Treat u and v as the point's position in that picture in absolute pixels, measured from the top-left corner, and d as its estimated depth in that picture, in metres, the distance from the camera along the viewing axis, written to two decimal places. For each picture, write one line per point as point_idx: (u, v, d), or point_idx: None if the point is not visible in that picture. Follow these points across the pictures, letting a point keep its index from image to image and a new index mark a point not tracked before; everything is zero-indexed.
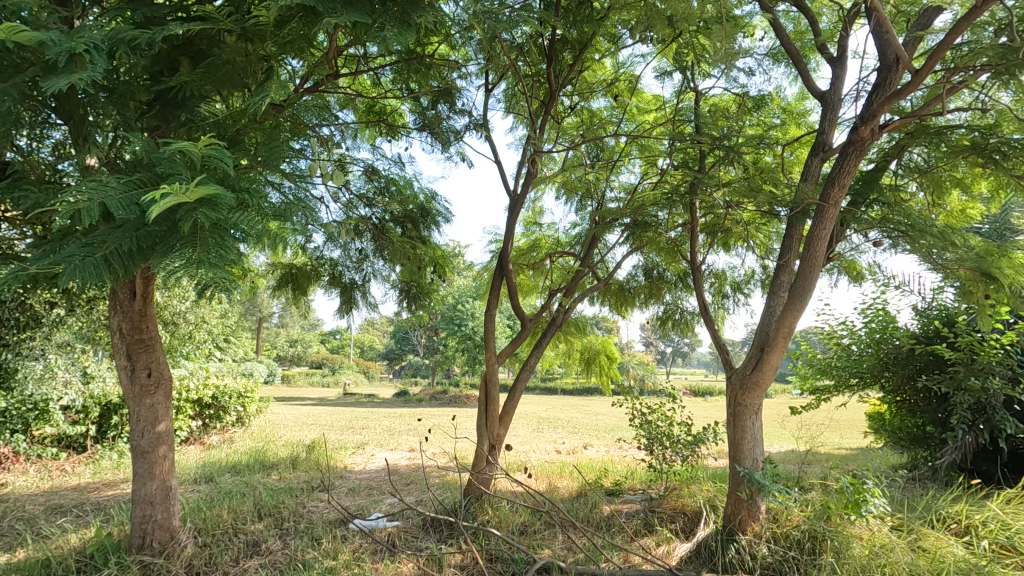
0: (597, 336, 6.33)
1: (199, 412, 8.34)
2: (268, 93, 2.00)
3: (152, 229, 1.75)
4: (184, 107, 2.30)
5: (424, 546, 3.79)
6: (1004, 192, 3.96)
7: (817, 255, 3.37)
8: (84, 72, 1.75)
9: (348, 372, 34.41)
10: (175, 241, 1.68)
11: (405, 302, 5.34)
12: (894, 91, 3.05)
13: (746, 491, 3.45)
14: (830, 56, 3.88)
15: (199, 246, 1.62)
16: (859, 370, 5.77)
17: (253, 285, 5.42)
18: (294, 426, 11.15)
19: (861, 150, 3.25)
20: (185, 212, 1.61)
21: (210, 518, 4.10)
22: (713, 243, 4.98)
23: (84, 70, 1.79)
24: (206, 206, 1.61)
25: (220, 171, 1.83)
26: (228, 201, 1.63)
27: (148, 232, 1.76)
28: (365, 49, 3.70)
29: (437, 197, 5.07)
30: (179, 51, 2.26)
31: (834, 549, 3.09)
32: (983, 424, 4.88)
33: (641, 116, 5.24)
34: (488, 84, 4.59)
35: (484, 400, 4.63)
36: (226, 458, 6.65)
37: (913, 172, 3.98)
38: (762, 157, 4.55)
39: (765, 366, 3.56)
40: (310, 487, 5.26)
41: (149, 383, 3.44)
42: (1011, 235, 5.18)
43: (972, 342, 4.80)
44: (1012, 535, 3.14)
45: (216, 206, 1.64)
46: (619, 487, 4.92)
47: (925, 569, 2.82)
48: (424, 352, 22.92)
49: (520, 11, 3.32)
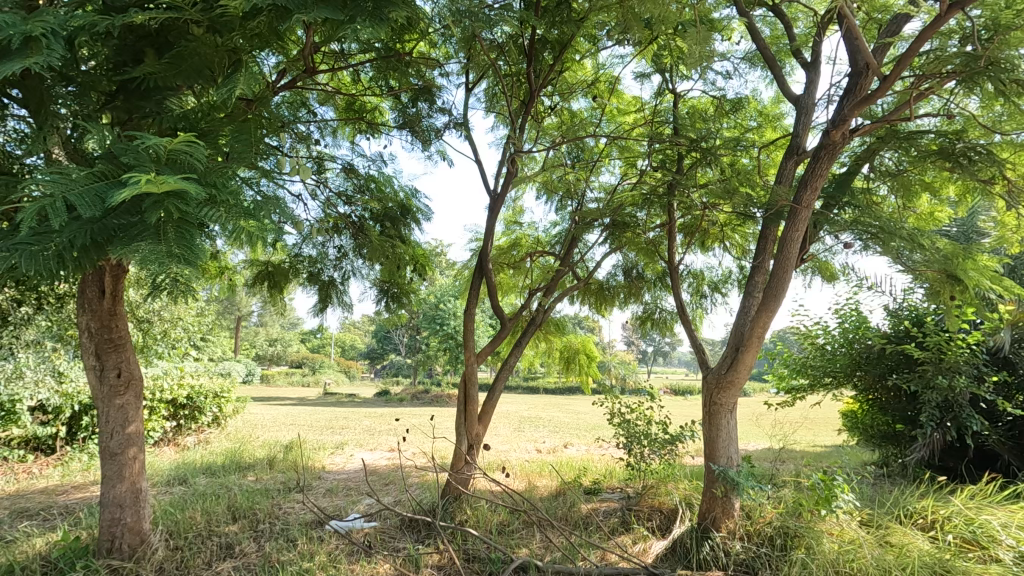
0: (577, 335, 6.36)
1: (173, 413, 8.18)
2: (235, 84, 1.99)
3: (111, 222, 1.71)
4: (149, 99, 2.24)
5: (401, 546, 3.77)
6: (971, 196, 4.06)
7: (790, 257, 3.43)
8: (39, 56, 1.71)
9: (329, 371, 34.06)
10: (135, 235, 1.65)
11: (385, 301, 5.30)
12: (864, 96, 3.11)
13: (721, 489, 3.50)
14: (804, 60, 3.95)
15: (162, 240, 1.59)
16: (833, 370, 5.89)
17: (230, 283, 5.35)
18: (272, 426, 11.00)
19: (833, 154, 3.31)
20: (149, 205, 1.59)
21: (183, 521, 4.03)
22: (691, 243, 5.04)
23: (39, 54, 1.74)
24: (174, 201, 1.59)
25: (186, 165, 1.80)
26: (195, 196, 1.62)
27: (106, 224, 1.72)
28: (343, 46, 3.66)
29: (417, 195, 5.04)
30: (145, 42, 2.21)
31: (806, 546, 3.14)
32: (950, 422, 5.00)
33: (621, 117, 5.27)
34: (468, 83, 4.58)
35: (463, 399, 4.62)
36: (201, 459, 6.53)
37: (884, 176, 4.07)
38: (739, 159, 4.61)
39: (740, 365, 3.61)
40: (287, 488, 5.20)
41: (119, 383, 3.36)
42: (978, 238, 5.31)
43: (940, 342, 4.92)
44: (976, 529, 3.22)
45: (182, 201, 1.62)
46: (597, 486, 4.95)
47: (891, 563, 2.87)
48: (406, 352, 22.79)
49: (499, 11, 3.31)
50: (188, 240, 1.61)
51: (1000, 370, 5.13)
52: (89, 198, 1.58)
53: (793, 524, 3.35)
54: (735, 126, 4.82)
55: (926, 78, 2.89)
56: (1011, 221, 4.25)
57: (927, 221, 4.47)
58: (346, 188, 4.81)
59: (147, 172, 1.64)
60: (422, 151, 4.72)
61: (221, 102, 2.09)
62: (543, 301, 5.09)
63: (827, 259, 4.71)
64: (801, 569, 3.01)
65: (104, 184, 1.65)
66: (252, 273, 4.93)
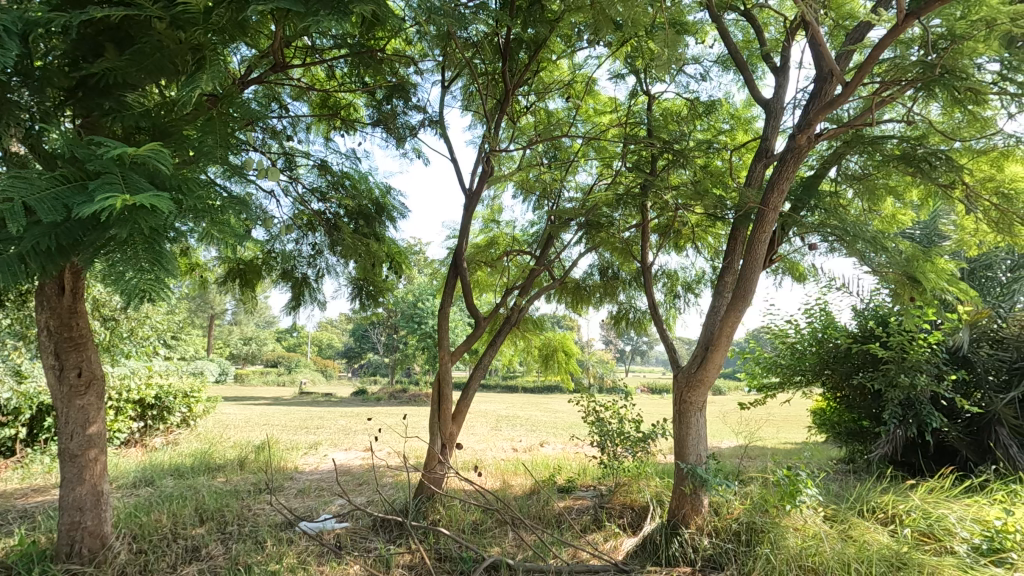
0: (554, 334, 6.38)
1: (140, 413, 7.97)
2: (198, 83, 1.94)
3: (75, 226, 1.66)
4: (109, 95, 2.20)
5: (372, 547, 3.74)
6: (932, 200, 4.19)
7: (757, 258, 3.49)
8: None
9: (305, 370, 33.60)
10: (103, 245, 1.60)
11: (360, 299, 5.24)
12: (829, 101, 3.19)
13: (689, 486, 3.56)
14: (774, 65, 4.03)
15: (131, 251, 1.56)
16: (802, 368, 6.03)
17: (200, 280, 5.23)
18: (244, 426, 10.78)
19: (799, 158, 3.38)
20: (117, 214, 1.55)
21: (147, 524, 3.93)
22: (664, 243, 5.10)
23: None
24: (140, 211, 1.55)
25: (153, 168, 1.76)
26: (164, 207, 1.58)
27: (70, 230, 1.66)
28: (315, 40, 3.61)
29: (392, 193, 4.99)
30: (105, 36, 2.15)
31: (770, 541, 3.20)
32: (912, 418, 5.17)
33: (598, 117, 5.31)
34: (444, 80, 4.56)
35: (437, 399, 4.60)
36: (169, 460, 6.38)
37: (851, 180, 4.17)
38: (712, 161, 4.67)
39: (709, 364, 3.67)
40: (257, 489, 5.10)
41: (79, 383, 3.26)
42: (939, 241, 5.48)
43: (903, 341, 5.06)
44: (932, 522, 3.30)
45: (151, 210, 1.59)
46: (571, 484, 4.98)
47: (851, 557, 2.94)
48: (383, 351, 22.57)
49: (472, 9, 3.32)
50: (163, 251, 1.58)
51: (959, 368, 5.31)
52: (50, 207, 1.53)
53: (758, 519, 3.42)
54: (708, 129, 4.89)
55: (890, 83, 2.95)
56: (969, 224, 4.39)
57: (892, 223, 4.59)
58: (319, 185, 4.75)
59: (115, 178, 1.59)
60: (397, 149, 4.68)
61: (183, 101, 2.05)
62: (518, 300, 5.09)
63: (796, 261, 4.80)
64: (765, 564, 3.07)
65: (68, 190, 1.59)
66: (223, 271, 4.83)
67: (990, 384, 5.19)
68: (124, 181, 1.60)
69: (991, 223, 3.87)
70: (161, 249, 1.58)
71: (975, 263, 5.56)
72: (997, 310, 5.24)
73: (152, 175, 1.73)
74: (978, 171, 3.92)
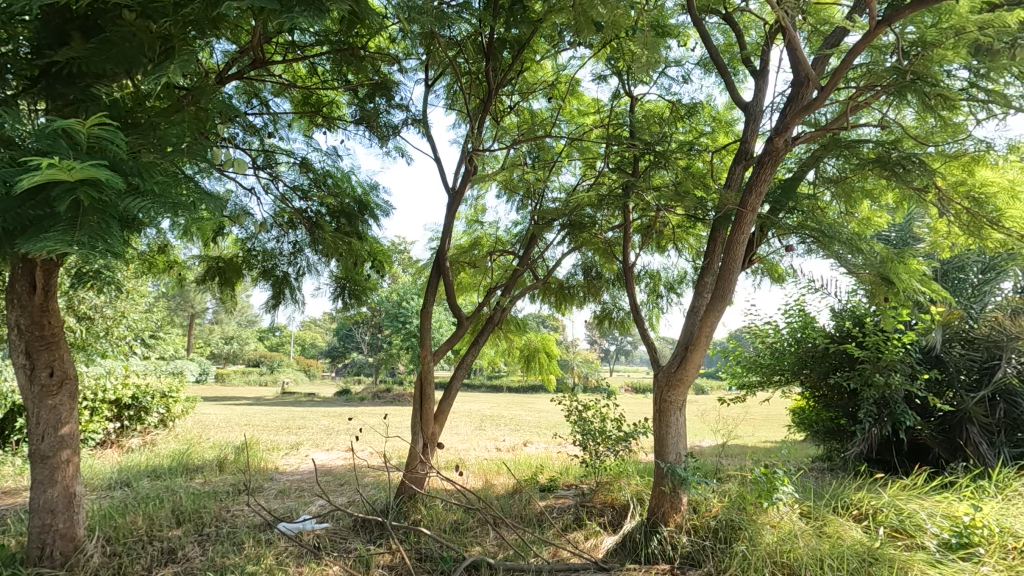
0: (537, 334, 6.39)
1: (117, 414, 7.81)
2: (165, 72, 1.94)
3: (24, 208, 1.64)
4: (73, 86, 2.11)
5: (352, 548, 3.72)
6: (907, 203, 4.27)
7: (736, 258, 3.54)
8: None
9: (287, 370, 33.25)
10: (50, 225, 1.58)
11: (342, 298, 5.15)
12: (805, 105, 3.24)
13: (669, 485, 3.60)
14: (754, 68, 4.08)
15: (77, 229, 1.53)
16: (781, 368, 6.12)
17: (179, 278, 5.16)
18: (225, 427, 10.63)
19: (776, 160, 3.44)
20: (62, 189, 1.53)
21: (122, 526, 3.86)
22: (646, 244, 5.14)
23: None
24: (85, 186, 1.53)
25: (110, 154, 1.78)
26: (112, 184, 1.56)
27: (19, 213, 1.64)
28: (296, 36, 3.58)
29: (375, 191, 4.95)
30: (72, 24, 2.12)
31: (746, 538, 3.24)
32: (886, 417, 5.27)
33: (581, 118, 5.33)
34: (427, 79, 4.55)
35: (418, 398, 4.58)
36: (146, 461, 6.27)
37: (828, 182, 4.24)
38: (694, 163, 4.72)
39: (688, 364, 3.72)
40: (236, 491, 5.04)
41: (51, 383, 3.20)
42: (914, 243, 5.60)
43: (879, 341, 5.16)
44: (903, 519, 3.37)
45: (98, 186, 1.57)
46: (553, 483, 5.00)
47: (824, 553, 2.98)
48: (367, 351, 22.41)
49: (455, 8, 3.33)
50: (108, 226, 1.54)
51: (932, 368, 5.43)
52: None
53: (736, 516, 3.46)
54: (690, 131, 4.95)
55: (865, 87, 3.01)
56: (942, 227, 4.49)
57: (868, 226, 4.68)
58: (301, 182, 4.71)
59: (64, 157, 1.58)
60: (379, 147, 4.66)
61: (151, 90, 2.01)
62: (501, 300, 5.09)
63: (775, 262, 4.87)
64: (741, 561, 3.11)
65: (16, 170, 1.58)
66: (202, 269, 4.77)
67: (961, 383, 5.32)
68: (73, 159, 1.59)
69: (962, 226, 3.96)
70: (107, 226, 1.56)
71: (948, 265, 5.67)
72: (968, 311, 5.37)
73: (108, 159, 1.74)
74: (950, 175, 4.01)
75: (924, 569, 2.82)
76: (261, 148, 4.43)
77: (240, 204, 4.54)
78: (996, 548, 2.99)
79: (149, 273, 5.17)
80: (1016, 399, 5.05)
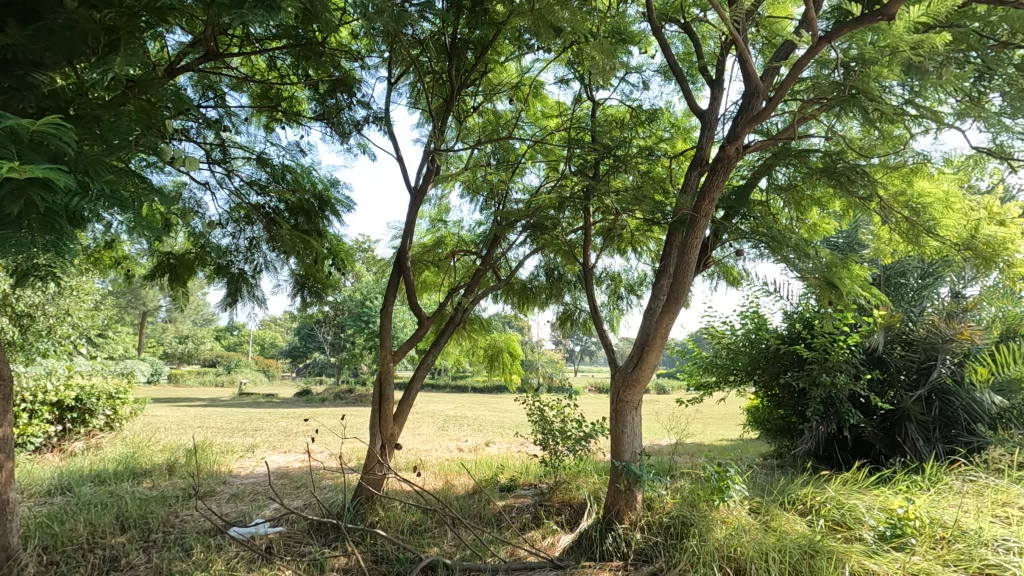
0: (500, 334, 6.41)
1: (58, 416, 7.43)
2: (110, 66, 1.89)
3: None
4: (8, 73, 1.99)
5: (306, 551, 3.65)
6: (852, 211, 4.47)
7: (689, 262, 3.65)
8: None
9: (245, 370, 32.30)
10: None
11: (301, 294, 5.04)
12: (756, 115, 3.36)
13: (624, 483, 3.69)
14: (710, 77, 4.20)
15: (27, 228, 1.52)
16: (735, 368, 6.33)
17: (127, 275, 4.97)
18: (176, 429, 10.25)
19: (728, 167, 3.55)
20: (9, 195, 1.45)
21: (61, 534, 3.70)
22: (607, 246, 5.23)
23: None
24: (33, 188, 1.46)
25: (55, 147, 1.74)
26: (63, 188, 1.50)
27: None
28: (253, 28, 3.49)
29: (337, 187, 4.89)
30: (8, 11, 2.04)
31: (697, 533, 3.33)
32: (832, 415, 5.51)
33: (545, 120, 5.39)
34: (390, 77, 4.51)
35: (378, 399, 4.54)
36: (89, 466, 5.99)
37: (779, 190, 4.41)
38: (654, 168, 4.83)
39: (644, 365, 3.80)
40: (186, 495, 4.88)
41: None
42: (859, 249, 5.86)
43: (826, 342, 5.39)
44: (844, 512, 3.54)
45: (50, 188, 1.51)
46: (512, 482, 5.03)
47: (769, 545, 3.09)
48: (329, 351, 21.94)
49: (418, 8, 3.32)
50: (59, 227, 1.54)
51: (875, 368, 5.70)
52: None
53: (688, 513, 3.56)
54: (651, 136, 5.05)
55: (812, 100, 3.14)
56: (884, 234, 4.71)
57: (817, 232, 4.87)
58: (258, 178, 4.61)
59: (6, 152, 1.48)
60: (340, 144, 4.59)
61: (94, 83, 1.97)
62: (463, 300, 5.08)
63: (730, 266, 5.02)
64: (690, 556, 3.20)
65: None
66: (153, 266, 4.60)
67: (901, 383, 5.60)
68: (18, 158, 1.51)
69: (901, 233, 4.18)
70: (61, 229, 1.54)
71: (891, 270, 5.93)
72: (908, 315, 5.64)
73: (53, 156, 1.69)
74: (891, 185, 4.22)
75: (861, 560, 2.92)
76: (216, 142, 4.32)
77: (193, 199, 4.41)
78: (926, 539, 3.14)
79: (96, 269, 4.97)
80: (950, 398, 5.32)
